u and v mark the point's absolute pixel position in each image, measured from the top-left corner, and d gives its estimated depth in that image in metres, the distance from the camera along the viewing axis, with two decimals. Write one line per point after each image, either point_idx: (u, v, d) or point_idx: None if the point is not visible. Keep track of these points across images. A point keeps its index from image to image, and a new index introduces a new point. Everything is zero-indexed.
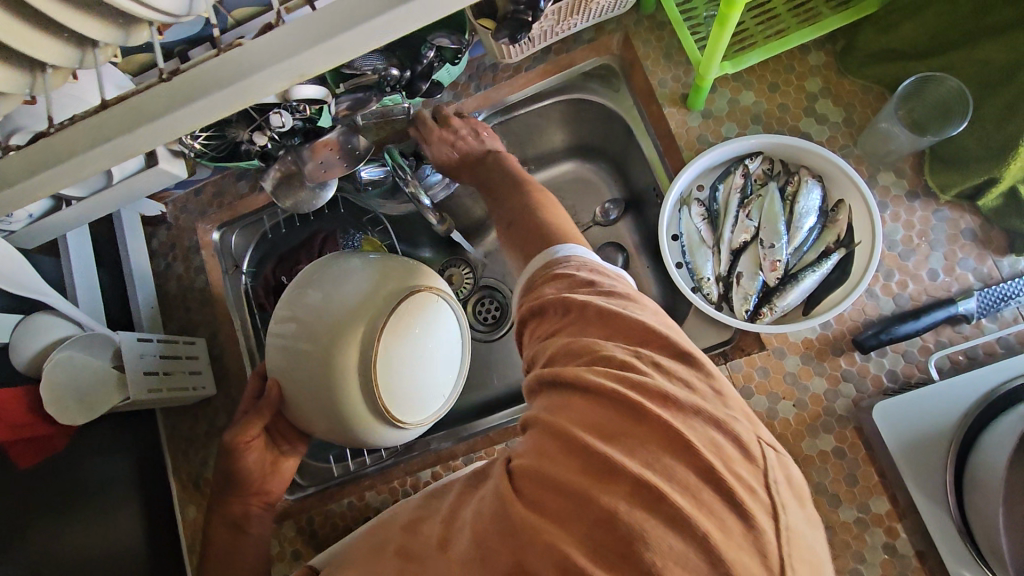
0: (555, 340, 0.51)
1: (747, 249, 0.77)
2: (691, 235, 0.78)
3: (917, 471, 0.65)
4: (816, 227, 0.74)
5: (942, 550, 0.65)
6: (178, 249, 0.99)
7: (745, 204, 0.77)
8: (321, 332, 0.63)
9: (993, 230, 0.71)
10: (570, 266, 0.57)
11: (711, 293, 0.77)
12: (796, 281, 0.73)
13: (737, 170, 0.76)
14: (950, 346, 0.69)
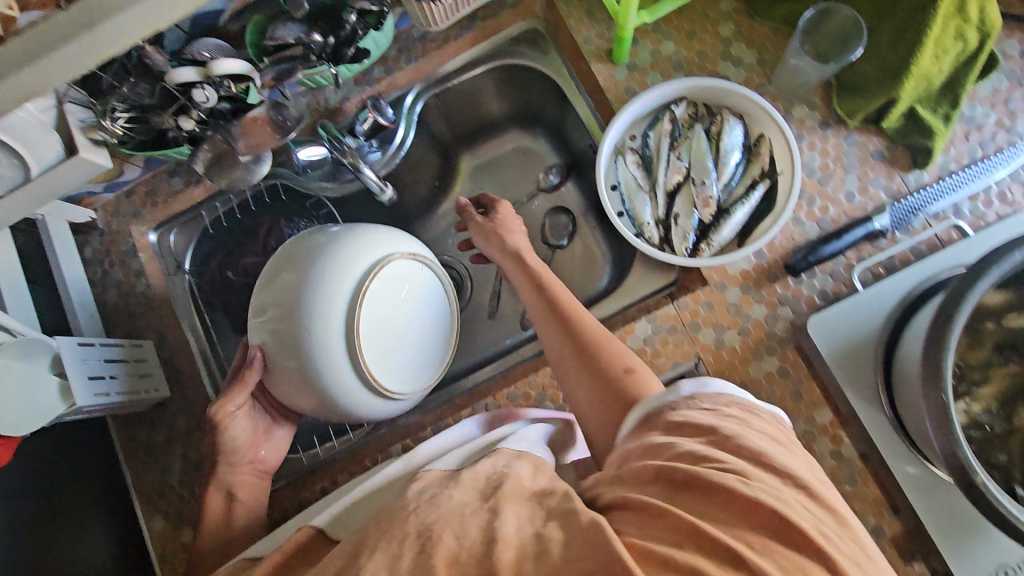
0: (681, 439, 0.47)
1: (683, 188, 0.79)
2: (628, 183, 0.81)
3: (852, 374, 0.70)
4: (741, 161, 0.78)
5: (883, 450, 0.70)
6: (114, 255, 0.95)
7: (675, 147, 0.79)
8: (310, 307, 0.63)
9: (898, 149, 0.77)
10: (721, 401, 0.50)
11: (652, 236, 0.80)
12: (729, 214, 0.76)
13: (664, 117, 0.80)
14: (870, 260, 0.73)
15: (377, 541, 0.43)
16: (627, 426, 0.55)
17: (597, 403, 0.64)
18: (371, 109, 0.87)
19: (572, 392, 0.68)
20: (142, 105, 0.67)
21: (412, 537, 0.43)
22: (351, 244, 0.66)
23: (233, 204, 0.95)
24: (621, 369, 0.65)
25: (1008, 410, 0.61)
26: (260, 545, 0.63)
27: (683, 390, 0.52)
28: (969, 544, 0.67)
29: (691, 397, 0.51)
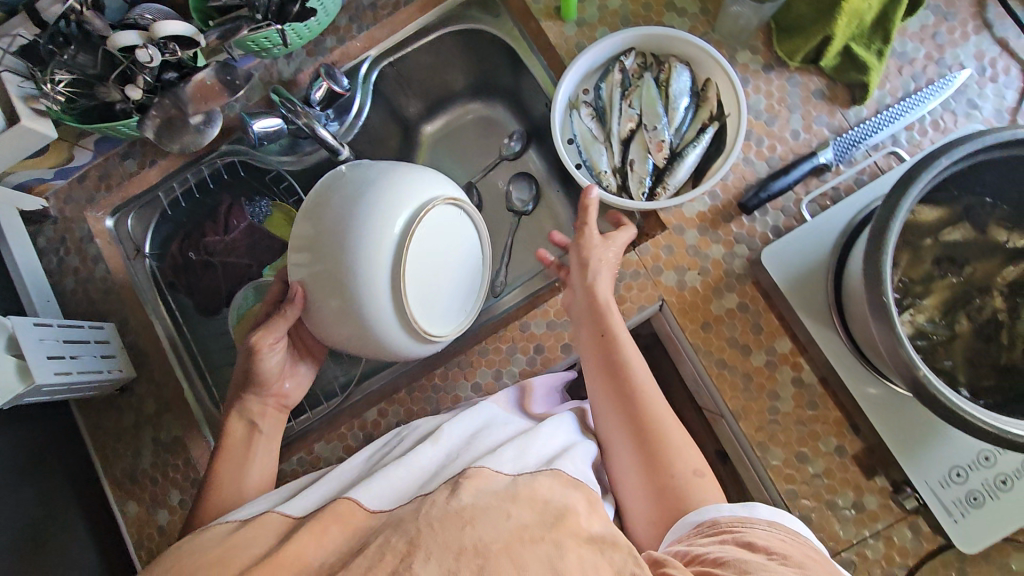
0: (748, 551, 0.50)
1: (638, 136, 0.82)
2: (584, 135, 0.83)
3: (805, 299, 0.72)
4: (690, 106, 0.80)
5: (840, 371, 0.71)
6: (69, 242, 0.93)
7: (627, 97, 0.82)
8: (355, 246, 0.60)
9: (837, 87, 0.80)
10: (782, 537, 0.52)
11: (611, 184, 0.82)
12: (682, 157, 0.79)
13: (615, 68, 0.82)
14: (814, 193, 0.77)
15: (431, 541, 0.49)
16: (678, 533, 0.57)
17: (654, 499, 0.62)
18: (325, 77, 0.87)
19: (624, 459, 0.65)
20: (85, 75, 0.65)
21: (468, 553, 0.49)
22: (394, 178, 0.63)
23: (190, 183, 0.94)
24: (690, 471, 0.62)
25: (951, 318, 0.64)
26: (296, 502, 0.62)
27: (757, 513, 0.55)
28: (928, 450, 0.68)
29: (760, 529, 0.53)
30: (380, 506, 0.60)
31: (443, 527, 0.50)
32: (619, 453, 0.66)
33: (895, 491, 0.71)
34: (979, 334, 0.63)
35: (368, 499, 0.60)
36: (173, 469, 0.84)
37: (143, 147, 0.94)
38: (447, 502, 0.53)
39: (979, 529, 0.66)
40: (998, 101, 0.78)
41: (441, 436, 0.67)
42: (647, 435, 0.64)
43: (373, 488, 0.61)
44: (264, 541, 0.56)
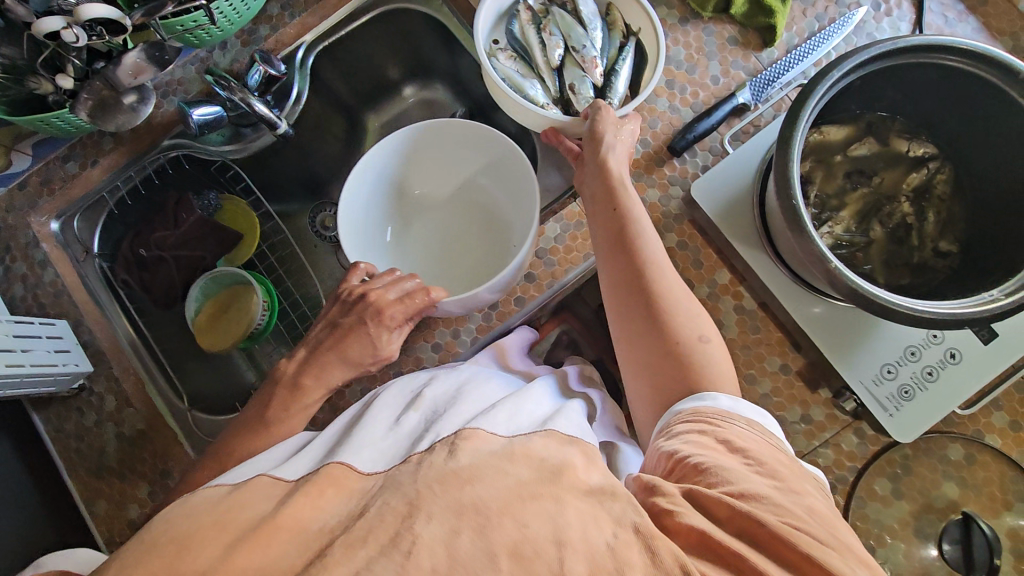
0: (724, 457, 0.50)
1: (567, 64, 0.85)
2: (512, 74, 0.84)
3: (735, 227, 0.76)
4: (602, 28, 0.85)
5: (779, 296, 0.75)
6: (14, 250, 0.92)
7: (542, 29, 0.85)
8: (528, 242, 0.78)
9: (749, 33, 0.85)
10: (756, 437, 0.52)
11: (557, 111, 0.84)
12: (616, 71, 0.83)
13: (520, 8, 0.85)
14: (736, 129, 0.82)
15: (432, 503, 0.47)
16: (668, 416, 0.58)
17: (652, 364, 0.61)
18: (259, 62, 0.87)
19: (623, 330, 0.65)
20: (13, 66, 0.67)
21: (468, 512, 0.47)
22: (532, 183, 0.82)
23: (135, 182, 0.93)
24: (695, 336, 0.61)
25: (865, 225, 0.70)
26: (290, 467, 0.56)
27: (739, 411, 0.55)
28: (866, 352, 0.73)
29: (737, 430, 0.53)
30: (374, 468, 0.55)
31: (443, 485, 0.48)
32: (620, 321, 0.65)
33: (836, 398, 0.75)
34: (892, 237, 0.70)
35: (359, 461, 0.55)
36: (140, 462, 0.84)
37: (84, 149, 0.93)
38: (444, 463, 0.51)
39: (911, 420, 0.71)
40: (894, 33, 0.84)
41: (422, 401, 0.64)
42: (649, 303, 0.63)
43: (359, 451, 0.57)
44: (263, 500, 0.51)
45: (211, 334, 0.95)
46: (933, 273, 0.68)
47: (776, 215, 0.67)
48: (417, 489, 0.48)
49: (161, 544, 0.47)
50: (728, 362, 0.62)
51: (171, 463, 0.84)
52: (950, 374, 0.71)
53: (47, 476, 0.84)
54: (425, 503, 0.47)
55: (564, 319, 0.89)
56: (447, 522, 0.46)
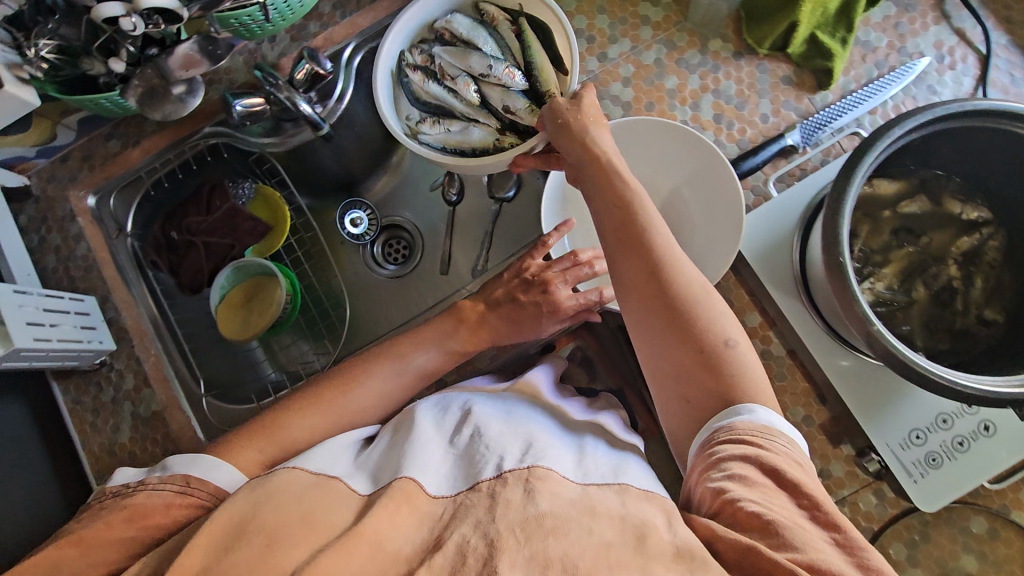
0: (777, 502, 0.49)
1: (489, 91, 0.77)
2: (448, 141, 0.78)
3: (772, 271, 0.74)
4: (490, 35, 0.76)
5: (809, 345, 0.73)
6: (50, 221, 0.93)
7: (443, 78, 0.77)
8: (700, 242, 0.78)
9: (804, 73, 0.83)
10: (796, 468, 0.51)
11: (508, 140, 0.77)
12: (532, 66, 0.75)
13: (407, 76, 0.77)
14: (782, 172, 0.80)
15: (514, 551, 0.50)
16: (703, 432, 0.55)
17: (676, 377, 0.58)
18: (309, 61, 0.87)
19: (643, 344, 0.61)
20: (70, 47, 0.67)
21: (555, 565, 0.50)
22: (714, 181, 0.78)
23: (173, 166, 0.94)
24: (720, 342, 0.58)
25: (908, 284, 0.68)
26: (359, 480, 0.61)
27: (773, 427, 0.53)
28: (895, 414, 0.71)
29: (777, 461, 0.51)
30: (441, 491, 0.59)
31: (527, 535, 0.51)
32: (641, 339, 0.61)
33: (859, 456, 0.72)
34: (935, 300, 0.67)
35: (432, 485, 0.59)
36: (151, 443, 0.85)
37: (127, 128, 0.95)
38: (523, 507, 0.53)
39: (936, 488, 0.69)
40: (956, 87, 0.82)
41: (472, 418, 0.66)
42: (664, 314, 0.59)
43: (431, 474, 0.60)
44: (343, 508, 0.57)
45: (231, 327, 0.95)
46: (975, 341, 0.66)
47: (819, 274, 0.66)
48: (498, 530, 0.52)
49: (251, 529, 0.53)
50: (754, 358, 0.59)
51: (181, 448, 0.84)
52: (983, 447, 0.69)
53: (60, 446, 0.85)
54: (508, 547, 0.50)
55: (579, 335, 0.88)
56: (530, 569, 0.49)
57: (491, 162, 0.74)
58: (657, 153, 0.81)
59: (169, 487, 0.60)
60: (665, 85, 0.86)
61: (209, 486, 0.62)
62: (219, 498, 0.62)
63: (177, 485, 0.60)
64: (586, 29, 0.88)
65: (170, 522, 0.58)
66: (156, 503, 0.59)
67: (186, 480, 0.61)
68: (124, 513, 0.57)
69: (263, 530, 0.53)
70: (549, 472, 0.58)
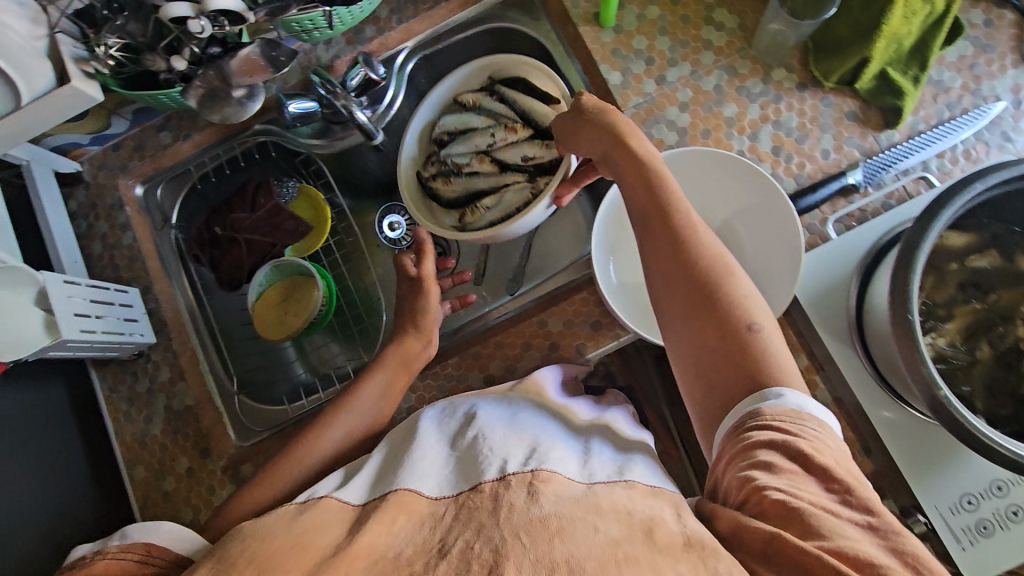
0: (807, 490, 0.45)
1: (505, 159, 0.89)
2: (491, 213, 0.88)
3: (826, 315, 0.72)
4: (479, 116, 0.89)
5: (858, 394, 0.70)
6: (99, 208, 0.94)
7: (461, 170, 0.89)
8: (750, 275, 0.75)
9: (871, 110, 0.80)
10: (827, 453, 0.47)
11: (539, 183, 0.87)
12: (526, 116, 0.87)
13: (433, 181, 0.90)
14: (840, 214, 0.76)
15: (519, 553, 0.48)
16: (728, 418, 0.52)
17: (700, 364, 0.55)
18: (361, 65, 0.86)
19: (670, 328, 0.58)
20: (134, 44, 0.67)
21: (561, 568, 0.47)
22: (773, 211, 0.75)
23: (222, 161, 0.96)
24: (743, 326, 0.55)
25: (972, 342, 0.65)
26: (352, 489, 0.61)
27: (797, 407, 0.49)
28: (944, 474, 0.68)
29: (803, 441, 0.47)
30: (441, 492, 0.58)
31: (532, 540, 0.49)
32: (665, 323, 0.59)
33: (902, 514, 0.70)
34: (999, 360, 0.64)
35: (426, 486, 0.58)
36: (182, 435, 0.86)
37: (179, 120, 0.95)
38: (526, 510, 0.51)
39: (984, 556, 0.66)
40: None
41: (476, 421, 0.65)
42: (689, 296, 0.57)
43: (426, 475, 0.59)
44: (338, 524, 0.56)
45: (268, 325, 0.95)
46: None
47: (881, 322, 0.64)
48: (502, 537, 0.49)
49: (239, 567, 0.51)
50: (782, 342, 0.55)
51: (212, 443, 0.84)
52: None
53: (95, 432, 0.86)
54: (512, 553, 0.48)
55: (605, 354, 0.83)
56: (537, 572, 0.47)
57: (540, 212, 0.80)
58: (710, 179, 0.79)
59: (130, 556, 0.57)
60: (724, 113, 0.83)
61: (170, 554, 0.59)
62: (181, 566, 0.60)
63: (138, 554, 0.57)
64: (645, 50, 0.87)
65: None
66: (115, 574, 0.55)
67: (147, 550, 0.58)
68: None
69: (253, 561, 0.51)
70: (554, 473, 0.56)
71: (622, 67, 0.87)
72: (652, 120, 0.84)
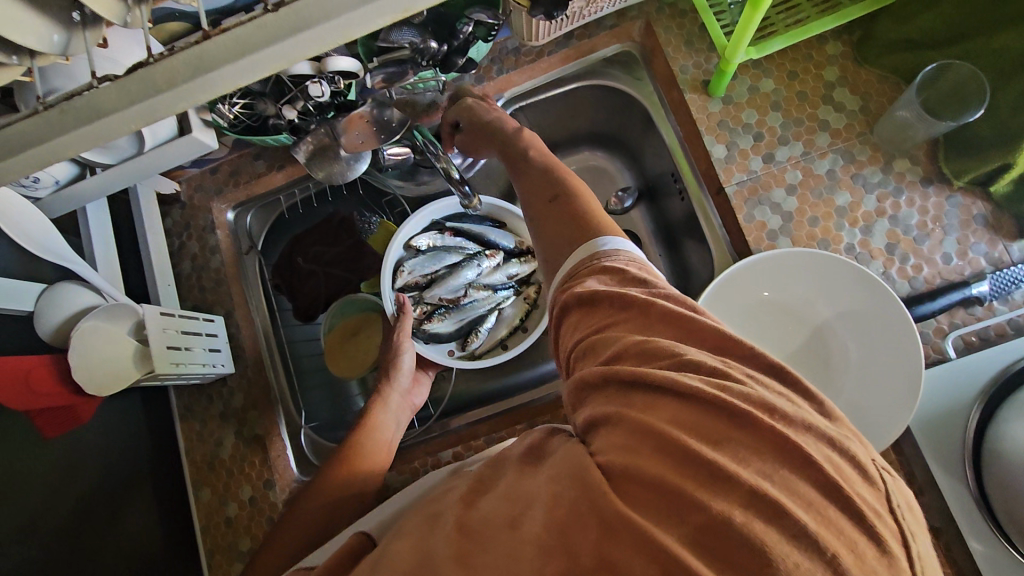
0: (609, 313, 0.46)
1: (490, 284, 0.91)
2: (493, 334, 0.91)
3: (937, 440, 0.66)
4: (449, 250, 0.90)
5: (960, 523, 0.63)
6: (192, 229, 0.95)
7: (452, 305, 0.90)
8: (849, 385, 0.72)
9: (1004, 216, 0.74)
10: (621, 261, 0.50)
11: (529, 292, 0.92)
12: (492, 242, 0.91)
13: (430, 321, 0.89)
14: (960, 326, 0.70)
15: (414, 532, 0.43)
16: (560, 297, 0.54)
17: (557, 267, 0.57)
18: None
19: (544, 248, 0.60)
20: (252, 92, 0.69)
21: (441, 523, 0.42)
22: (894, 331, 0.68)
23: (310, 193, 0.97)
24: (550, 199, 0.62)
25: None
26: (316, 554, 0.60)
27: (587, 251, 0.53)
28: None
29: (604, 264, 0.50)
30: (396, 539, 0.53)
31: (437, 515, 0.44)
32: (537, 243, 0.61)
33: None
34: None
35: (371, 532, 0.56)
36: (249, 464, 0.85)
37: (275, 150, 0.95)
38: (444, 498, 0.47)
39: None
40: None
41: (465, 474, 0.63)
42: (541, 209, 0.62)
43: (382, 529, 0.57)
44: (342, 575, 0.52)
45: (340, 362, 0.95)
46: None
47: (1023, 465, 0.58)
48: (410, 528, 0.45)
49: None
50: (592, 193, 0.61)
51: (275, 476, 0.84)
52: None
53: (166, 449, 0.86)
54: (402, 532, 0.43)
55: None
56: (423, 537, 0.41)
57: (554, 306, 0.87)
58: (818, 279, 0.74)
59: None
60: (835, 200, 0.78)
61: None
62: None
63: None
64: (755, 125, 0.82)
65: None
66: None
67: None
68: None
69: None
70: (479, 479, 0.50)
71: (727, 140, 0.82)
72: (756, 201, 0.80)
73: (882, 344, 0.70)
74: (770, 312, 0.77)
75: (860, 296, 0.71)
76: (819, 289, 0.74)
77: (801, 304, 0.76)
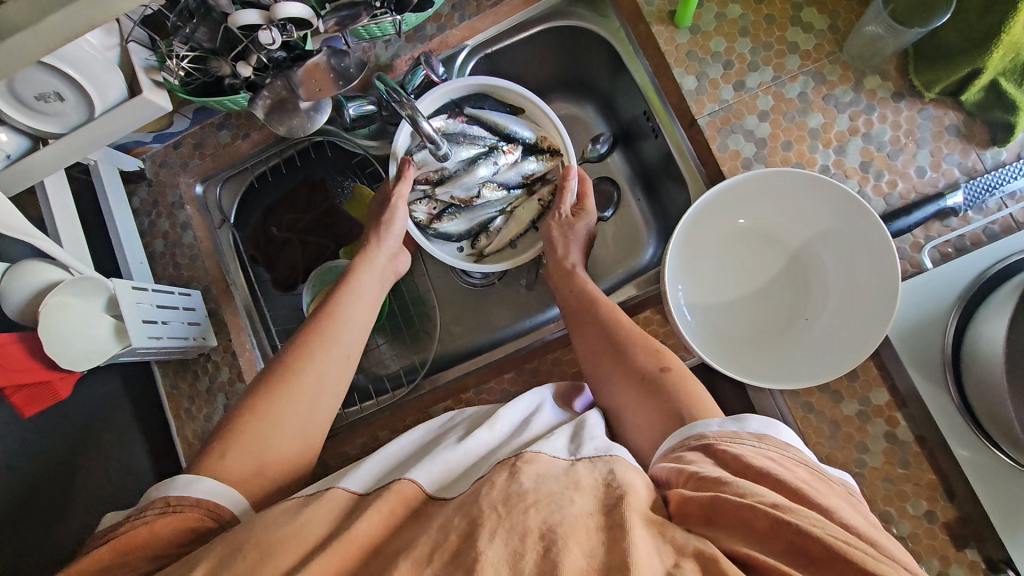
0: (748, 465, 0.47)
1: (504, 184, 0.90)
2: (503, 238, 0.91)
3: (917, 351, 0.67)
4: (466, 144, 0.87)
5: (941, 428, 0.65)
6: (161, 206, 0.93)
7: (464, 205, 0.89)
8: (825, 304, 0.74)
9: (975, 125, 0.74)
10: (767, 442, 0.49)
11: (540, 192, 0.90)
12: (512, 134, 0.88)
13: (440, 222, 0.89)
14: (937, 237, 0.70)
15: (495, 523, 0.45)
16: (674, 437, 0.55)
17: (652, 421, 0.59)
18: (423, 65, 0.82)
19: (642, 411, 0.61)
20: (203, 47, 0.66)
21: (535, 535, 0.44)
22: (859, 238, 0.70)
23: (280, 159, 0.93)
24: (656, 368, 0.63)
25: None
26: (356, 476, 0.58)
27: (747, 426, 0.51)
28: None
29: (747, 426, 0.51)
30: (444, 492, 0.55)
31: (509, 509, 0.46)
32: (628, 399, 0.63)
33: (990, 569, 0.62)
34: None
35: (427, 478, 0.55)
36: None
37: (238, 117, 0.92)
38: (506, 487, 0.48)
39: None
40: None
41: (491, 427, 0.61)
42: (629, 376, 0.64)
43: (433, 466, 0.57)
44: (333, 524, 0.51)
45: None
46: None
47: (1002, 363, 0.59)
48: (480, 509, 0.46)
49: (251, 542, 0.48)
50: (708, 398, 0.59)
51: None
52: None
53: (155, 428, 0.85)
54: (488, 521, 0.45)
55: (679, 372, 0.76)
56: (510, 541, 0.44)
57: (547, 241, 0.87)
58: (789, 201, 0.75)
59: (149, 510, 0.54)
60: (808, 123, 0.77)
61: (189, 499, 0.55)
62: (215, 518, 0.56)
63: (157, 507, 0.54)
64: (724, 53, 0.80)
65: (178, 544, 0.54)
66: (134, 535, 0.52)
67: (214, 516, 0.56)
68: (137, 554, 0.52)
69: (257, 547, 0.48)
70: (537, 454, 0.52)
71: (697, 71, 0.81)
72: (728, 130, 0.79)
73: (852, 255, 0.72)
74: (745, 239, 0.79)
75: (828, 211, 0.73)
76: (791, 212, 0.76)
77: (772, 229, 0.78)
